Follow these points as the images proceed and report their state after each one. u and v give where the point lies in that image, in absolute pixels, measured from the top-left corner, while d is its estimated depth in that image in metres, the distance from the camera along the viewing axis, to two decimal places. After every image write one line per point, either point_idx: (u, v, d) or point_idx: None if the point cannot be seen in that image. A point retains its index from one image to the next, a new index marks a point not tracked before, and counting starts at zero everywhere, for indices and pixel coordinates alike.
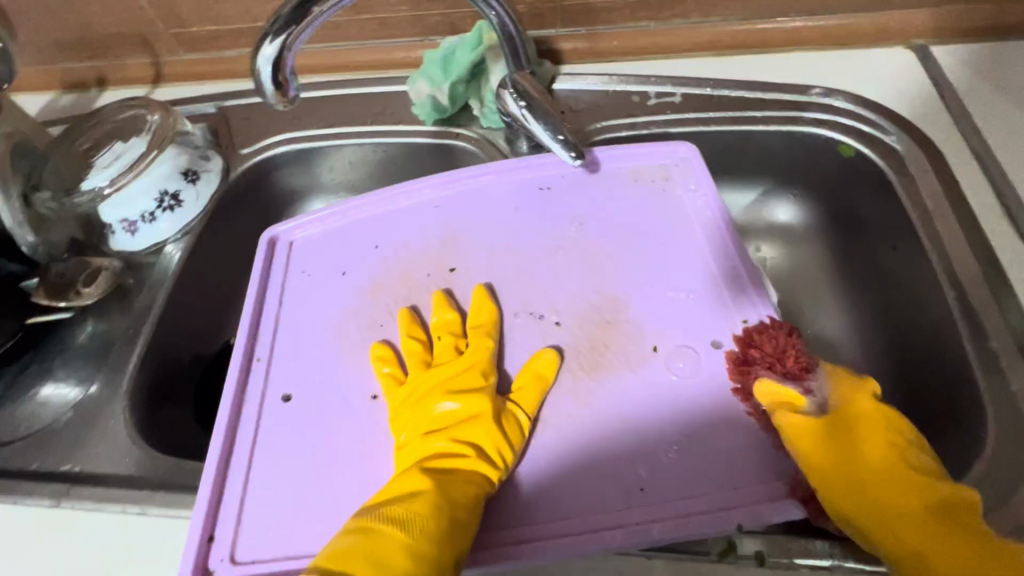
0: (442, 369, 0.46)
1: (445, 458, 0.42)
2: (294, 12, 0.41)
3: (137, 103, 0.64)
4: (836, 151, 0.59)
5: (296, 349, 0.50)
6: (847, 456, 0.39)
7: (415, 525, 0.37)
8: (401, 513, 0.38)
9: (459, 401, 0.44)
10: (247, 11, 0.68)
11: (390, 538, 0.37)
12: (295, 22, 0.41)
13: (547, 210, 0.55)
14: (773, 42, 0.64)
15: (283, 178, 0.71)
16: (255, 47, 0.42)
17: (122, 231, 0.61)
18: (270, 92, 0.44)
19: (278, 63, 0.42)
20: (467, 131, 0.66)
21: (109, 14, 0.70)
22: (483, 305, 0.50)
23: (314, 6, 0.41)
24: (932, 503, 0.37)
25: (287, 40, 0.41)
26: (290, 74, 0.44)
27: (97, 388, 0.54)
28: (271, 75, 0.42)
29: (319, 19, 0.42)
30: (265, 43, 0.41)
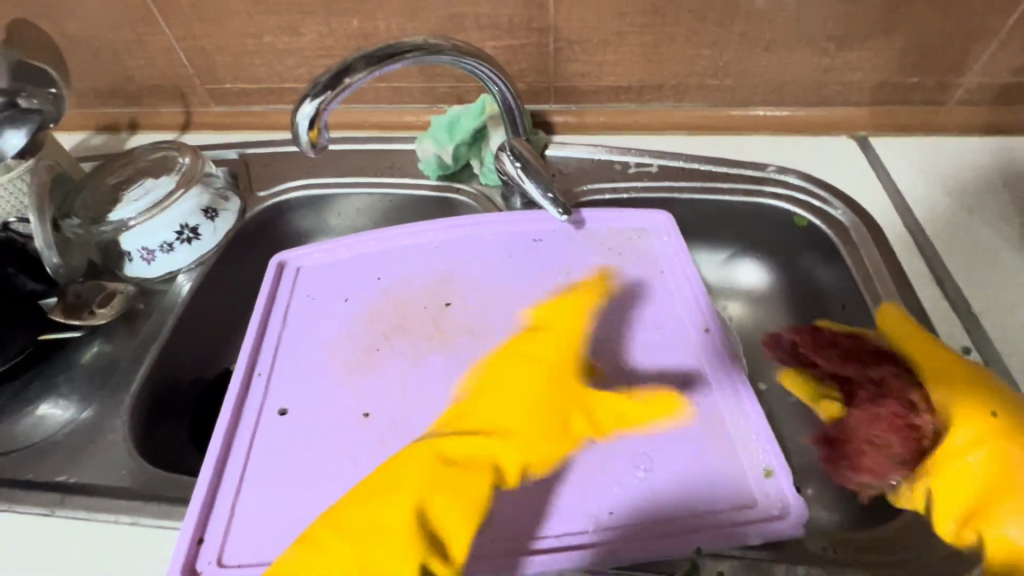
0: (552, 363, 0.49)
1: (471, 448, 0.42)
2: (331, 80, 0.48)
3: (170, 146, 0.71)
4: (792, 221, 0.67)
5: (298, 370, 0.54)
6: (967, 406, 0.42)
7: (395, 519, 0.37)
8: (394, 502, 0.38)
9: (552, 399, 0.46)
10: (279, 74, 0.76)
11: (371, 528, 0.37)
12: (331, 88, 0.48)
13: (538, 259, 0.62)
14: (736, 126, 0.73)
15: (295, 220, 0.77)
16: (296, 104, 0.49)
17: (139, 259, 0.65)
18: (303, 141, 0.51)
19: (315, 119, 0.50)
20: (466, 187, 0.73)
21: (152, 69, 0.78)
22: (583, 332, 0.53)
23: (348, 76, 0.49)
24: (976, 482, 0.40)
25: (326, 101, 0.49)
26: (323, 129, 0.51)
27: (99, 406, 0.56)
28: (309, 128, 0.49)
29: (354, 86, 0.49)
30: (307, 102, 0.48)
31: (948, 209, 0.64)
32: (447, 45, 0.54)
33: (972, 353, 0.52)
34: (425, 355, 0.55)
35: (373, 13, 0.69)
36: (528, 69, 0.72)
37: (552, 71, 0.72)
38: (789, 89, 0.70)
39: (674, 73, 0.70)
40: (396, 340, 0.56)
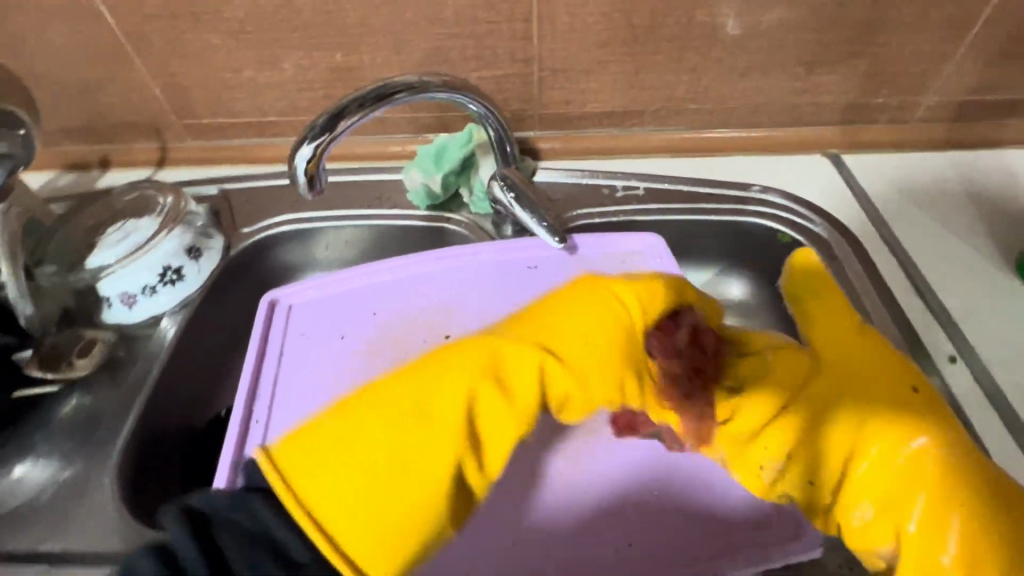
0: (631, 300, 0.50)
1: (541, 375, 0.44)
2: (327, 121, 0.49)
3: (148, 186, 0.68)
4: (776, 239, 0.69)
5: (298, 414, 0.53)
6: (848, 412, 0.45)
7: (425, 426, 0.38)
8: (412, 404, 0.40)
9: (628, 337, 0.48)
10: (259, 108, 0.75)
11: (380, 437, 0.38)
12: (327, 129, 0.49)
13: (535, 286, 0.62)
14: (715, 147, 0.76)
15: (281, 254, 0.75)
16: (292, 148, 0.49)
17: (119, 304, 0.62)
18: (299, 182, 0.50)
19: (312, 161, 0.50)
20: (457, 216, 0.73)
21: (126, 105, 0.76)
22: (688, 297, 0.52)
23: (344, 117, 0.49)
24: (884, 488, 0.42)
25: (322, 145, 0.49)
26: (321, 170, 0.51)
27: (82, 465, 0.55)
28: (305, 171, 0.49)
29: (348, 128, 0.50)
30: (304, 147, 0.49)
31: (920, 221, 0.67)
32: (440, 79, 0.54)
33: (959, 362, 0.55)
34: None
35: (357, 47, 0.69)
36: (513, 98, 0.73)
37: (537, 99, 0.73)
38: (765, 111, 0.73)
39: (655, 98, 0.72)
40: None
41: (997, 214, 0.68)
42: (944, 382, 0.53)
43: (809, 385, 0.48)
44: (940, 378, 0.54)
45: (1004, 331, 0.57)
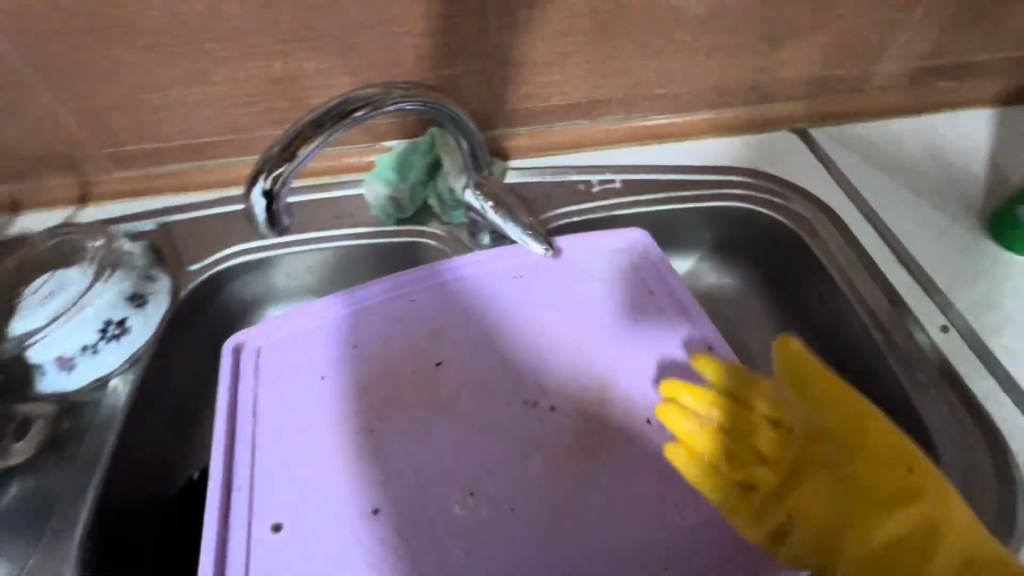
0: None
1: None
2: (280, 155, 0.46)
3: (71, 230, 0.60)
4: (756, 221, 0.68)
5: (284, 472, 0.48)
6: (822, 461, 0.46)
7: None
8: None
9: None
10: (192, 128, 0.67)
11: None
12: (282, 163, 0.46)
13: (523, 296, 0.58)
14: (686, 131, 0.74)
15: (237, 289, 0.68)
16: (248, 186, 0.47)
17: (56, 370, 0.54)
18: (261, 219, 0.49)
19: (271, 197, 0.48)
20: (430, 228, 0.68)
21: (30, 138, 0.66)
22: None
23: (298, 150, 0.47)
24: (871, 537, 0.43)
25: (277, 182, 0.47)
26: (283, 204, 0.49)
27: (35, 563, 0.49)
28: (263, 211, 0.47)
29: (304, 160, 0.47)
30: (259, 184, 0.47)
31: (893, 190, 0.68)
32: (419, 99, 0.51)
33: (951, 330, 0.56)
34: (428, 426, 0.50)
35: (298, 53, 0.62)
36: (474, 96, 0.68)
37: (500, 96, 0.69)
38: (732, 91, 0.72)
39: (622, 86, 0.70)
40: (389, 416, 0.51)
41: (961, 177, 0.69)
42: (938, 351, 0.54)
43: (805, 466, 0.46)
44: (934, 347, 0.55)
45: (986, 294, 0.59)
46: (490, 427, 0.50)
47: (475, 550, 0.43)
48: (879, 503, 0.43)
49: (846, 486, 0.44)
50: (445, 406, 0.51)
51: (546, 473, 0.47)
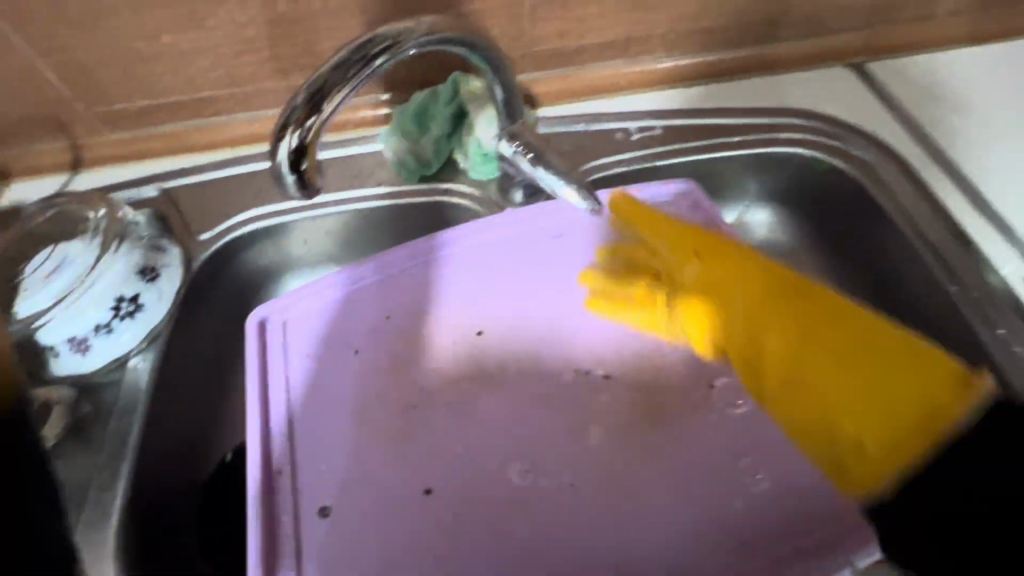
0: None
1: None
2: (307, 106, 0.41)
3: (69, 200, 0.55)
4: (810, 166, 0.63)
5: (326, 451, 0.45)
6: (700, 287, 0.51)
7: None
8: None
9: None
10: (189, 81, 0.61)
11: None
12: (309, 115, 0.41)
13: (565, 258, 0.54)
14: (732, 70, 0.67)
15: (253, 258, 0.63)
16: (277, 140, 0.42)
17: (70, 352, 0.51)
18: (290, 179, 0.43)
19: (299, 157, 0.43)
20: (457, 185, 0.62)
21: (14, 97, 0.60)
22: None
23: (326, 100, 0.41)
24: (800, 344, 0.49)
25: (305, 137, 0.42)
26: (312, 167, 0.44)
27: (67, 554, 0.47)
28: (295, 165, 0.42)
29: (337, 106, 0.42)
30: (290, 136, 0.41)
31: (963, 127, 0.62)
32: (462, 37, 0.46)
33: None
34: (474, 401, 0.47)
35: None
36: (500, 36, 0.61)
37: (528, 35, 0.62)
38: (783, 21, 0.65)
39: (663, 20, 0.63)
40: (431, 389, 0.47)
41: None
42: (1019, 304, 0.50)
43: (692, 294, 0.51)
44: (1013, 299, 0.51)
45: None
46: (542, 400, 0.46)
47: (538, 527, 0.41)
48: (781, 316, 0.50)
49: (742, 312, 0.51)
50: (491, 378, 0.48)
51: (607, 447, 0.44)
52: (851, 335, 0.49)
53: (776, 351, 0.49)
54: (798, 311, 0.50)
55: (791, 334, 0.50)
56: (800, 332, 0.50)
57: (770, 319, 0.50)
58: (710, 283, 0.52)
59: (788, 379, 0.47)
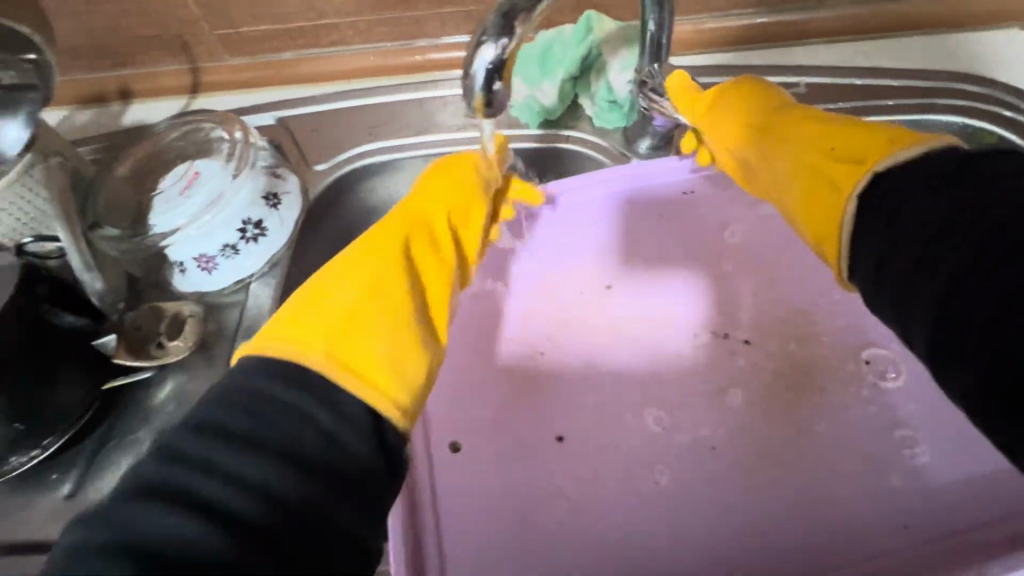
0: None
1: None
2: (503, 19, 0.34)
3: (211, 115, 0.55)
4: (972, 137, 0.57)
5: (452, 389, 0.45)
6: (725, 120, 0.47)
7: (431, 267, 0.40)
8: (397, 271, 0.38)
9: None
10: (314, 7, 0.59)
11: (349, 296, 0.36)
12: (507, 27, 0.34)
13: (698, 217, 0.51)
14: (887, 27, 0.61)
15: (366, 193, 0.63)
16: (471, 51, 0.34)
17: (197, 269, 0.52)
18: (476, 97, 0.36)
19: (495, 75, 0.35)
20: (579, 133, 0.60)
21: (141, 13, 0.59)
22: None
23: (522, 10, 0.34)
24: (782, 177, 0.42)
25: (505, 53, 0.34)
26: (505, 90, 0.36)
27: None
28: (490, 81, 0.34)
29: (535, 19, 0.34)
30: (488, 45, 0.34)
31: None
32: None
33: None
34: (608, 353, 0.47)
35: None
36: None
37: None
38: None
39: None
40: (560, 338, 0.48)
41: None
42: None
43: (726, 131, 0.47)
44: None
45: None
46: (678, 361, 0.46)
47: (680, 478, 0.42)
48: (744, 163, 0.46)
49: (748, 137, 0.45)
50: (623, 335, 0.47)
51: (749, 412, 0.44)
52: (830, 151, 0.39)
53: (788, 172, 0.42)
54: (763, 145, 0.44)
55: (801, 158, 0.41)
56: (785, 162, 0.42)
57: (760, 152, 0.44)
58: (727, 122, 0.47)
59: (792, 200, 0.42)
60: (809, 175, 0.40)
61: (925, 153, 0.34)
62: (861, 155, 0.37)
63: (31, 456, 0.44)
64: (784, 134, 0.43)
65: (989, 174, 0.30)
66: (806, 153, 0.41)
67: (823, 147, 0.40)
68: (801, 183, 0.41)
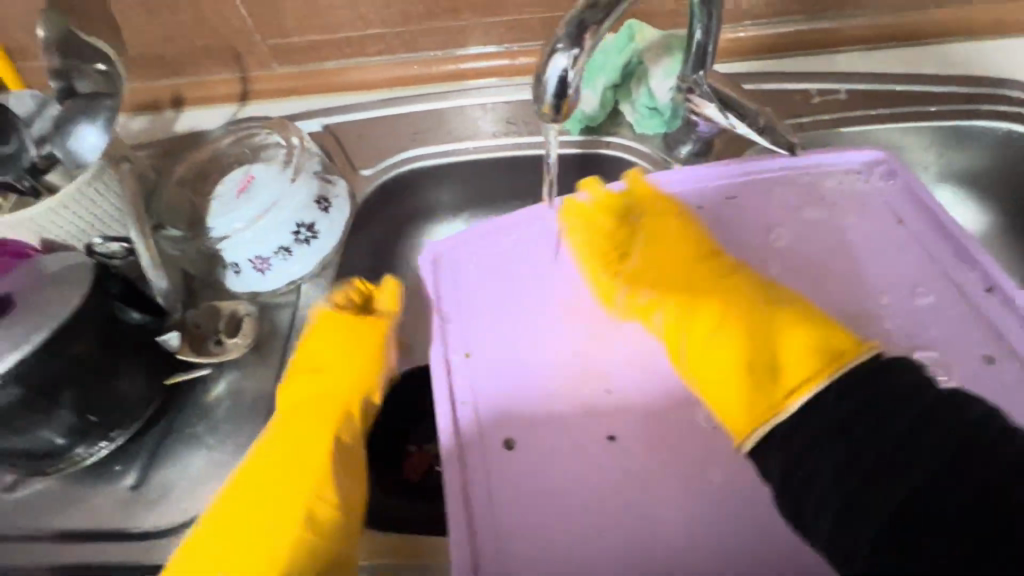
0: None
1: None
2: (574, 28, 0.35)
3: (270, 124, 0.58)
4: (1016, 142, 0.57)
5: (505, 385, 0.47)
6: (665, 259, 0.51)
7: (301, 447, 0.45)
8: (291, 460, 0.45)
9: None
10: (362, 18, 0.61)
11: (233, 499, 0.43)
12: (578, 36, 0.35)
13: (740, 220, 0.54)
14: (926, 33, 0.61)
15: (410, 197, 0.65)
16: (544, 59, 0.36)
17: (252, 270, 0.54)
18: (547, 103, 0.37)
19: (566, 82, 0.36)
20: (620, 139, 0.61)
21: (198, 24, 0.62)
22: None
23: (593, 21, 0.35)
24: (685, 327, 0.45)
25: (576, 61, 0.35)
26: (575, 95, 0.37)
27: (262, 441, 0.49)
28: (560, 88, 0.36)
29: (605, 29, 0.36)
30: (560, 53, 0.35)
31: None
32: None
33: None
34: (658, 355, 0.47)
35: None
36: None
37: None
38: None
39: None
40: (608, 337, 0.48)
41: None
42: None
43: (649, 262, 0.53)
44: None
45: None
46: None
47: (733, 477, 0.42)
48: (655, 299, 0.49)
49: (659, 272, 0.52)
50: None
51: None
52: (720, 316, 0.45)
53: (698, 332, 0.44)
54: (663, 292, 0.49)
55: (718, 321, 0.44)
56: (704, 328, 0.44)
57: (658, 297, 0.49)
58: (651, 258, 0.53)
59: (689, 356, 0.44)
60: (705, 334, 0.44)
61: (864, 371, 0.37)
62: (814, 354, 0.39)
63: (101, 446, 0.46)
64: (685, 290, 0.48)
65: (915, 377, 0.36)
66: (716, 322, 0.44)
67: (723, 315, 0.44)
68: (710, 348, 0.43)
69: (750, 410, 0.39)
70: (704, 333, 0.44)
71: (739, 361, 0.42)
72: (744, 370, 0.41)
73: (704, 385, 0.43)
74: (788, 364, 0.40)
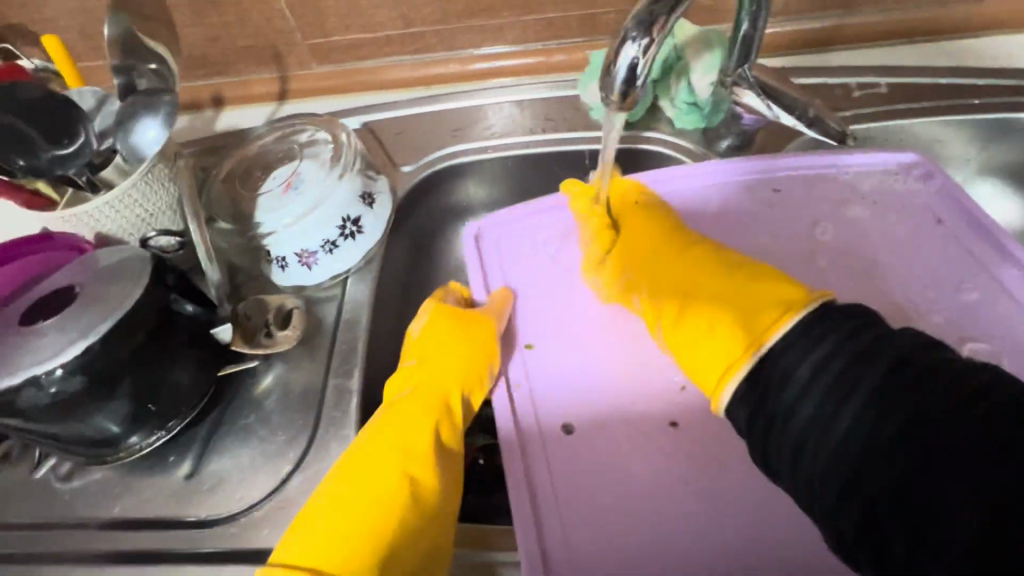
0: None
1: None
2: (645, 19, 0.36)
3: (316, 121, 0.59)
4: None
5: (561, 374, 0.48)
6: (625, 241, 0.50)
7: (410, 438, 0.44)
8: (405, 449, 0.43)
9: None
10: (403, 17, 0.62)
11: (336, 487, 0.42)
12: (649, 27, 0.36)
13: (791, 212, 0.53)
14: (966, 27, 0.61)
15: (448, 193, 0.65)
16: (614, 48, 0.37)
17: (298, 265, 0.54)
18: (614, 92, 0.38)
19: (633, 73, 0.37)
20: (660, 134, 0.61)
21: (242, 24, 0.63)
22: None
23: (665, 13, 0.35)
24: (660, 312, 0.45)
25: (645, 52, 0.36)
26: (641, 86, 0.38)
27: (312, 433, 0.49)
28: (628, 78, 0.37)
29: (675, 20, 0.36)
30: (630, 44, 0.36)
31: None
32: None
33: None
34: None
35: None
36: None
37: None
38: None
39: None
40: None
41: None
42: None
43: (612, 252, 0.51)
44: None
45: None
46: None
47: None
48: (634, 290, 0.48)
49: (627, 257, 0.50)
50: None
51: None
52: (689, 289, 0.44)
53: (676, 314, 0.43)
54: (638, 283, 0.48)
55: (683, 297, 0.43)
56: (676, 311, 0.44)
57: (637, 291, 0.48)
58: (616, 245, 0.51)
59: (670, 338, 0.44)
60: (679, 312, 0.43)
61: (812, 316, 0.36)
62: (771, 309, 0.37)
63: (157, 436, 0.47)
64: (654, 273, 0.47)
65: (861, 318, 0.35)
66: (686, 297, 0.43)
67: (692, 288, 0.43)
68: (683, 327, 0.42)
69: (717, 374, 0.38)
70: (678, 314, 0.43)
71: (709, 329, 0.40)
72: (712, 338, 0.39)
73: (691, 361, 0.41)
74: (746, 317, 0.38)
